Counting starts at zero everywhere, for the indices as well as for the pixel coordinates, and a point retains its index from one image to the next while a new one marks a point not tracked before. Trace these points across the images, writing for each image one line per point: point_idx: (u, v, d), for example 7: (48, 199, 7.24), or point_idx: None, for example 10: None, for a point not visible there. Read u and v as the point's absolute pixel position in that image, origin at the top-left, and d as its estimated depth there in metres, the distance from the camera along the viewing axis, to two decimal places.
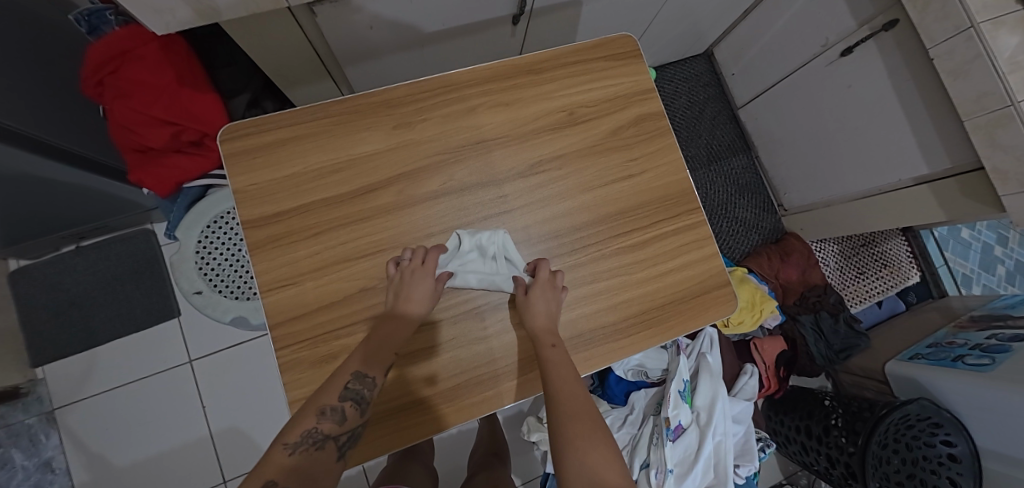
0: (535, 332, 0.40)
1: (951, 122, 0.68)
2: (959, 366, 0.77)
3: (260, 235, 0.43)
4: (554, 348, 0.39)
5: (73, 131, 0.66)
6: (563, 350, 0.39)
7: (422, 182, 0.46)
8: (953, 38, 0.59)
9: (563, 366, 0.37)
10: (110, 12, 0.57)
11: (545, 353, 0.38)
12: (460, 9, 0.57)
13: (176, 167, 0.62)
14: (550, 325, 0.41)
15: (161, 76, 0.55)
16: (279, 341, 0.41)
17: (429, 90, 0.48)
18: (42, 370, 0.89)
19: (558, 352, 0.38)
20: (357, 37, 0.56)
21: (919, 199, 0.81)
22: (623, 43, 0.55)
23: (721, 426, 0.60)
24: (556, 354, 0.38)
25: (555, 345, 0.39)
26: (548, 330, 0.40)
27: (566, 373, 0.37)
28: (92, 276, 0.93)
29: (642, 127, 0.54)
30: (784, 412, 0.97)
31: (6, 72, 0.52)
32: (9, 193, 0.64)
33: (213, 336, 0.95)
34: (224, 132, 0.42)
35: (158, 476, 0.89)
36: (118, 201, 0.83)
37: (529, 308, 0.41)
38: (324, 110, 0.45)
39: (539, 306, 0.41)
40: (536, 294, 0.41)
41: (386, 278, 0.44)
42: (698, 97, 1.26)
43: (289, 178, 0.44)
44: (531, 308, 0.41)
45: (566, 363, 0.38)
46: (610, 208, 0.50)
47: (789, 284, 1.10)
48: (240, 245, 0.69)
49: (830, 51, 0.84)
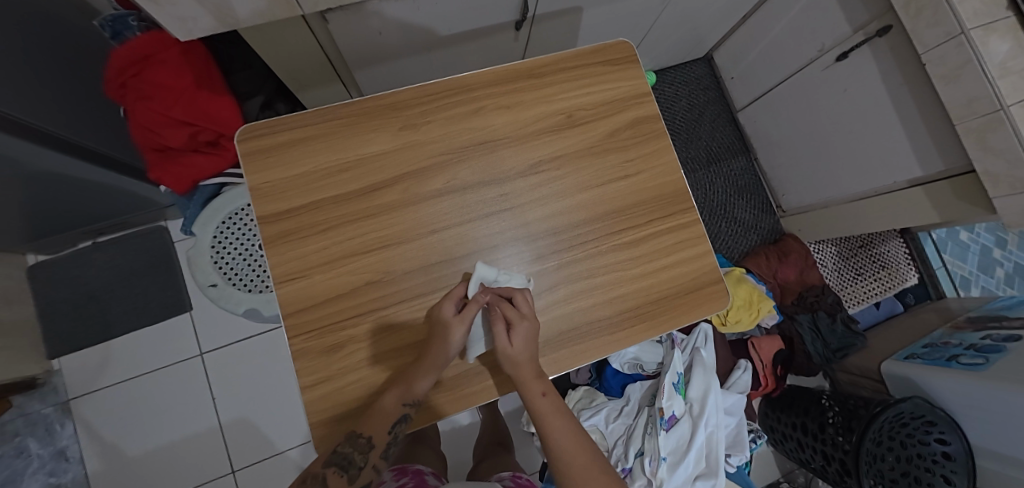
0: (518, 380, 0.38)
1: (943, 126, 0.69)
2: (953, 366, 0.78)
3: (272, 230, 0.45)
4: (544, 397, 0.38)
5: (96, 132, 0.69)
6: (550, 402, 0.38)
7: (427, 181, 0.49)
8: (945, 44, 0.61)
9: (553, 423, 0.38)
10: (133, 18, 0.61)
11: (535, 403, 0.38)
12: (466, 15, 0.59)
13: (193, 166, 0.64)
14: (532, 366, 0.39)
15: (180, 79, 0.58)
16: (289, 331, 0.43)
17: (434, 94, 0.51)
18: (58, 362, 0.92)
19: (546, 402, 0.38)
20: (367, 42, 0.59)
21: (914, 201, 0.82)
22: (621, 48, 0.58)
23: (713, 418, 0.62)
24: (544, 407, 0.38)
25: (541, 397, 0.38)
26: (534, 380, 0.38)
27: (557, 426, 0.38)
28: (109, 271, 0.96)
29: (638, 129, 0.56)
30: (781, 410, 0.98)
31: (33, 74, 0.55)
32: (36, 190, 0.67)
33: (224, 330, 0.98)
34: (241, 134, 0.45)
35: (167, 467, 0.91)
36: (134, 199, 0.86)
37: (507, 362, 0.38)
38: (334, 113, 0.48)
39: (516, 357, 0.37)
40: (522, 332, 0.38)
41: (391, 272, 0.46)
42: (698, 100, 1.28)
43: (300, 176, 0.46)
44: (510, 353, 0.37)
45: (557, 414, 0.38)
46: (607, 206, 0.52)
47: (788, 285, 1.11)
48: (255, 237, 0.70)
49: (825, 56, 0.85)
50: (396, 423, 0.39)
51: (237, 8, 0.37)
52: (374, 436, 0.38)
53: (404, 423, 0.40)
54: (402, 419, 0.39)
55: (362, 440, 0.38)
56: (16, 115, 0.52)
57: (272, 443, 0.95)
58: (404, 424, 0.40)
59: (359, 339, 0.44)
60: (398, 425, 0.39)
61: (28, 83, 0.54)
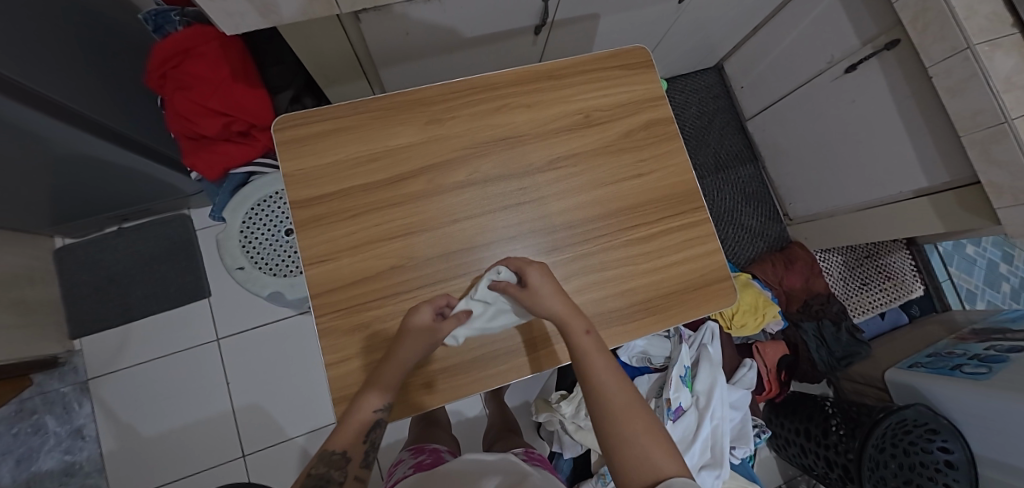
0: (558, 319, 0.38)
1: (948, 137, 0.71)
2: (957, 374, 0.79)
3: (303, 214, 0.47)
4: (587, 335, 0.37)
5: (131, 120, 0.72)
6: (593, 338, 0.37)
7: (450, 173, 0.51)
8: (951, 58, 0.63)
9: (595, 359, 0.36)
10: (175, 13, 0.66)
11: (579, 341, 0.37)
12: (489, 17, 0.62)
13: (224, 154, 0.68)
14: (570, 306, 0.39)
15: (217, 71, 0.62)
16: (316, 310, 0.45)
17: (459, 91, 0.53)
18: (79, 342, 0.96)
19: (588, 341, 0.37)
20: (395, 42, 0.62)
21: (919, 211, 0.84)
22: (637, 53, 0.60)
23: (718, 411, 0.65)
24: (588, 345, 0.37)
25: (583, 333, 0.37)
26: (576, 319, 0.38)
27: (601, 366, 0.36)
28: (132, 256, 1.00)
29: (652, 131, 0.58)
30: (784, 415, 0.99)
31: (72, 62, 0.59)
32: (72, 174, 0.70)
33: (239, 317, 1.01)
34: (278, 123, 0.48)
35: (178, 449, 0.93)
36: (163, 187, 0.89)
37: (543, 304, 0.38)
38: (365, 106, 0.50)
39: (549, 296, 0.38)
40: (534, 277, 0.40)
41: (414, 258, 0.48)
42: (708, 108, 1.31)
43: (332, 164, 0.48)
44: (542, 288, 0.39)
45: (601, 353, 0.37)
46: (620, 203, 0.54)
47: (793, 292, 1.13)
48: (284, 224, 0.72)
49: (834, 68, 0.88)
50: (370, 429, 0.38)
51: (282, 5, 0.40)
52: (351, 449, 0.36)
53: (379, 429, 0.39)
54: (376, 424, 0.38)
55: (336, 455, 0.36)
56: (61, 100, 0.55)
57: (281, 430, 0.96)
58: (378, 430, 0.39)
59: (381, 320, 0.46)
60: (372, 430, 0.38)
61: (68, 70, 0.57)
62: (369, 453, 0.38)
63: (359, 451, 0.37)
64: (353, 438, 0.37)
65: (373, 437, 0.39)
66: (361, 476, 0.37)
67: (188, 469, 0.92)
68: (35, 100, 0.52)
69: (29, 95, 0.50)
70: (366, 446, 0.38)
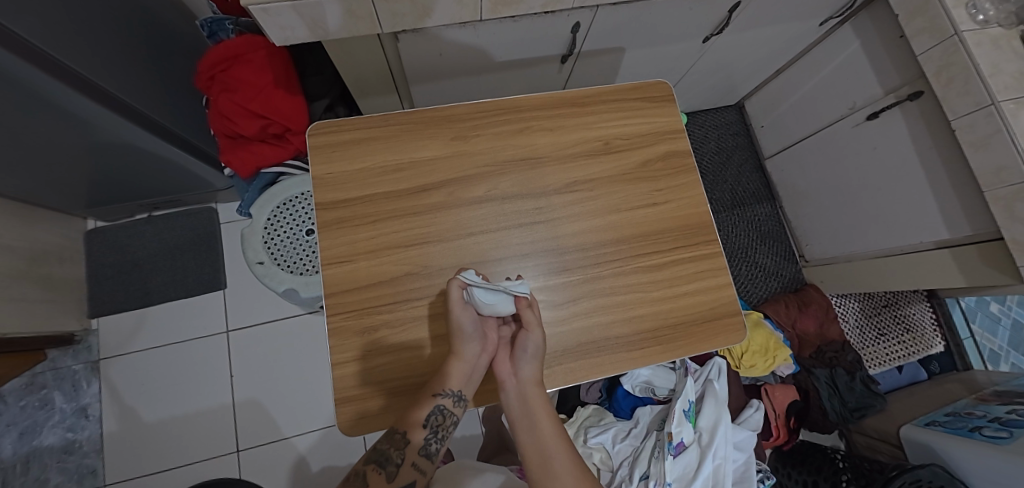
0: (526, 385, 0.41)
1: (972, 190, 0.70)
2: (976, 437, 0.75)
3: (328, 215, 0.49)
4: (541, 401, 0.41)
5: (176, 115, 0.77)
6: (546, 405, 0.41)
7: (470, 188, 0.53)
8: (974, 113, 0.63)
9: (542, 425, 0.41)
10: (229, 22, 0.72)
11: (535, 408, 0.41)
12: (522, 44, 0.65)
13: (258, 154, 0.72)
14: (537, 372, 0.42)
15: (262, 78, 0.67)
16: (329, 309, 0.46)
17: (485, 111, 0.56)
18: (97, 322, 0.99)
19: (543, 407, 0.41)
20: (429, 62, 0.65)
21: (939, 264, 0.82)
22: (659, 87, 0.62)
23: (722, 449, 0.63)
24: (541, 409, 0.41)
25: (541, 402, 0.41)
26: (534, 388, 0.42)
27: (546, 433, 0.40)
28: (157, 243, 1.04)
29: (669, 163, 0.59)
30: (792, 465, 0.93)
31: (127, 57, 0.63)
32: (112, 159, 0.74)
33: (252, 310, 1.03)
34: (312, 128, 0.51)
35: (175, 438, 0.94)
36: (197, 181, 0.94)
37: (515, 367, 0.42)
38: (395, 119, 0.53)
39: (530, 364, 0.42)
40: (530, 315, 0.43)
41: (427, 266, 0.49)
42: (727, 144, 1.32)
43: (358, 171, 0.51)
44: (523, 357, 0.42)
45: (550, 420, 0.41)
46: (632, 230, 0.55)
47: (806, 336, 1.10)
48: (308, 224, 0.74)
49: (856, 114, 0.88)
50: (431, 414, 0.40)
51: (330, 22, 0.43)
52: (410, 431, 0.39)
53: (440, 416, 0.40)
54: (436, 410, 0.40)
55: (398, 435, 0.38)
56: (113, 91, 0.60)
57: (275, 429, 0.96)
58: (441, 418, 0.40)
59: (390, 325, 0.47)
60: (433, 415, 0.40)
61: (122, 65, 0.62)
62: (430, 441, 0.40)
63: (419, 437, 0.39)
64: (417, 418, 0.39)
65: (435, 426, 0.40)
66: (419, 462, 0.39)
67: (180, 460, 0.93)
68: (92, 90, 0.56)
69: (84, 83, 0.54)
70: (427, 432, 0.40)
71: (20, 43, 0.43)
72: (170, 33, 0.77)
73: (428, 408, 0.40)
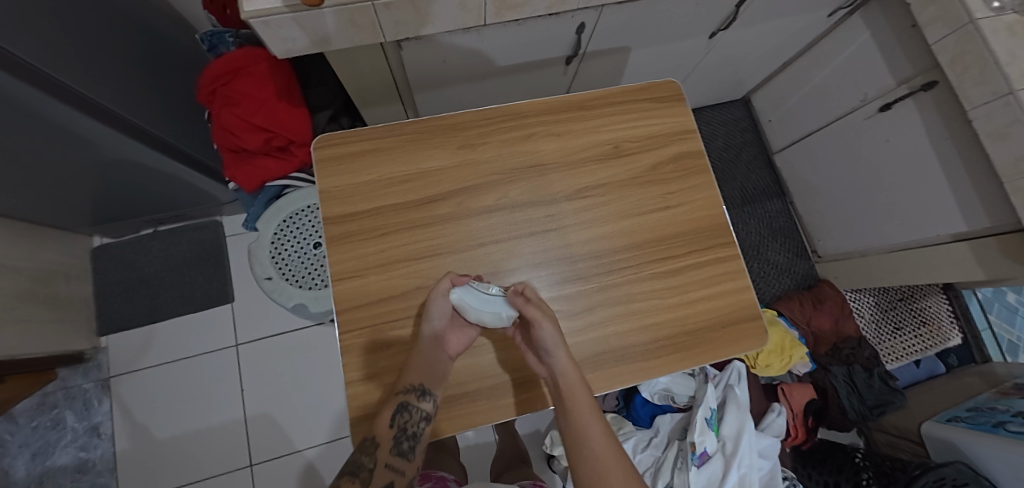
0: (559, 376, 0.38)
1: (990, 181, 0.68)
2: (1000, 432, 0.73)
3: (336, 230, 0.48)
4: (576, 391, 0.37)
5: (178, 130, 0.76)
6: (585, 398, 0.36)
7: (480, 197, 0.52)
8: (992, 102, 0.61)
9: (580, 419, 0.36)
10: (230, 35, 0.71)
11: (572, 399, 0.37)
12: (527, 47, 0.64)
13: (262, 168, 0.71)
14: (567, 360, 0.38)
15: (264, 91, 0.66)
16: (341, 326, 0.45)
17: (492, 118, 0.55)
18: (105, 340, 0.98)
19: (581, 398, 0.37)
20: (433, 69, 0.64)
21: (957, 256, 0.81)
22: (668, 87, 0.61)
23: (746, 458, 0.62)
24: (580, 402, 0.36)
25: (579, 393, 0.37)
26: (572, 378, 0.37)
27: (588, 428, 0.35)
28: (164, 259, 1.03)
29: (681, 164, 0.58)
30: (812, 466, 0.92)
31: (127, 74, 0.63)
32: (115, 177, 0.73)
33: (260, 323, 1.03)
34: (318, 141, 0.50)
35: (187, 454, 0.93)
36: (202, 195, 0.94)
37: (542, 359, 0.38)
38: (401, 129, 0.52)
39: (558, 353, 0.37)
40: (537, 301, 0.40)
41: (439, 278, 0.48)
42: (734, 140, 1.30)
43: (365, 183, 0.50)
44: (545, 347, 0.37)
45: (592, 414, 0.36)
46: (646, 235, 0.54)
47: (822, 333, 1.08)
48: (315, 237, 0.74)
49: (867, 106, 0.87)
50: (397, 413, 0.38)
51: (332, 32, 0.42)
52: (380, 434, 0.37)
53: (409, 414, 0.38)
54: (401, 407, 0.38)
55: (368, 442, 0.37)
56: (114, 108, 0.59)
57: (287, 442, 0.96)
58: (409, 415, 0.38)
59: (403, 341, 0.45)
60: (399, 413, 0.38)
61: (122, 82, 0.61)
62: (401, 439, 0.37)
63: (388, 437, 0.37)
64: (383, 420, 0.38)
65: (404, 424, 0.38)
66: (394, 464, 0.36)
67: (192, 476, 0.92)
68: (92, 108, 0.55)
69: (84, 103, 0.54)
70: (396, 432, 0.38)
71: (19, 66, 0.42)
72: (170, 48, 0.76)
73: (391, 408, 0.38)
